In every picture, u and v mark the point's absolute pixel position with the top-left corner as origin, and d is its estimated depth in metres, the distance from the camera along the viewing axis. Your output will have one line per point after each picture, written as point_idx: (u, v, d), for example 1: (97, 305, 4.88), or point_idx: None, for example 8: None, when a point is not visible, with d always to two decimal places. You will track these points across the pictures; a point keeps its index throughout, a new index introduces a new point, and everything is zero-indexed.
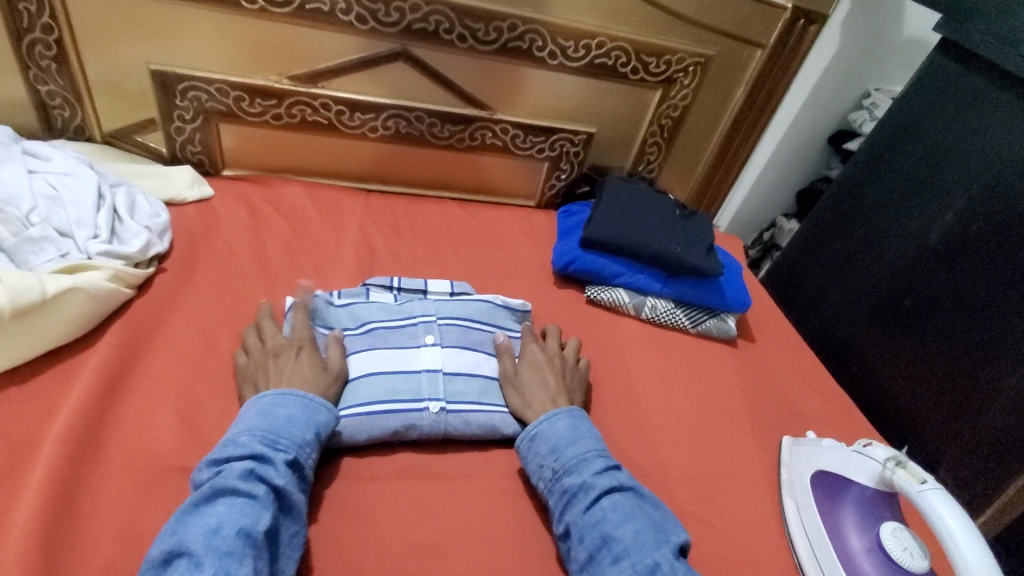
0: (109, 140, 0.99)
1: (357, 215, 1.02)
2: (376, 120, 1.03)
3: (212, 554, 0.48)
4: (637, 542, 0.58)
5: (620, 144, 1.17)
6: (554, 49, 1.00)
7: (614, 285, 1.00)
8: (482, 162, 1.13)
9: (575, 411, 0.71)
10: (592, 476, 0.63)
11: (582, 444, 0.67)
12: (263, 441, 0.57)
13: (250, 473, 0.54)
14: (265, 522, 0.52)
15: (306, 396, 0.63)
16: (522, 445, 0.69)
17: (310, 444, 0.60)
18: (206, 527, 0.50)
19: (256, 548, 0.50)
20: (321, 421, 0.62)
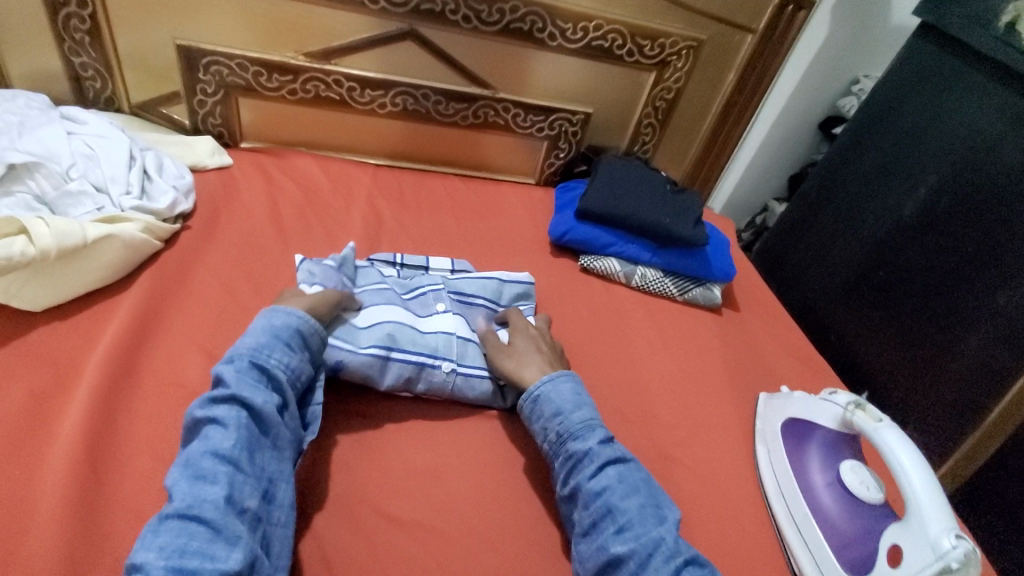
0: (136, 111, 1.06)
1: (366, 186, 1.09)
2: (385, 97, 1.10)
3: (185, 479, 0.52)
4: (641, 515, 0.61)
5: (617, 124, 1.23)
6: (554, 30, 1.06)
7: (607, 255, 1.06)
8: (485, 140, 1.19)
9: (564, 373, 0.73)
10: (597, 446, 0.66)
11: (587, 410, 0.70)
12: (220, 366, 0.60)
13: (208, 400, 0.57)
14: (229, 438, 0.55)
15: (263, 311, 0.66)
16: (527, 405, 0.71)
17: (268, 349, 0.62)
18: (180, 460, 0.54)
19: (228, 464, 0.53)
20: (278, 329, 0.64)
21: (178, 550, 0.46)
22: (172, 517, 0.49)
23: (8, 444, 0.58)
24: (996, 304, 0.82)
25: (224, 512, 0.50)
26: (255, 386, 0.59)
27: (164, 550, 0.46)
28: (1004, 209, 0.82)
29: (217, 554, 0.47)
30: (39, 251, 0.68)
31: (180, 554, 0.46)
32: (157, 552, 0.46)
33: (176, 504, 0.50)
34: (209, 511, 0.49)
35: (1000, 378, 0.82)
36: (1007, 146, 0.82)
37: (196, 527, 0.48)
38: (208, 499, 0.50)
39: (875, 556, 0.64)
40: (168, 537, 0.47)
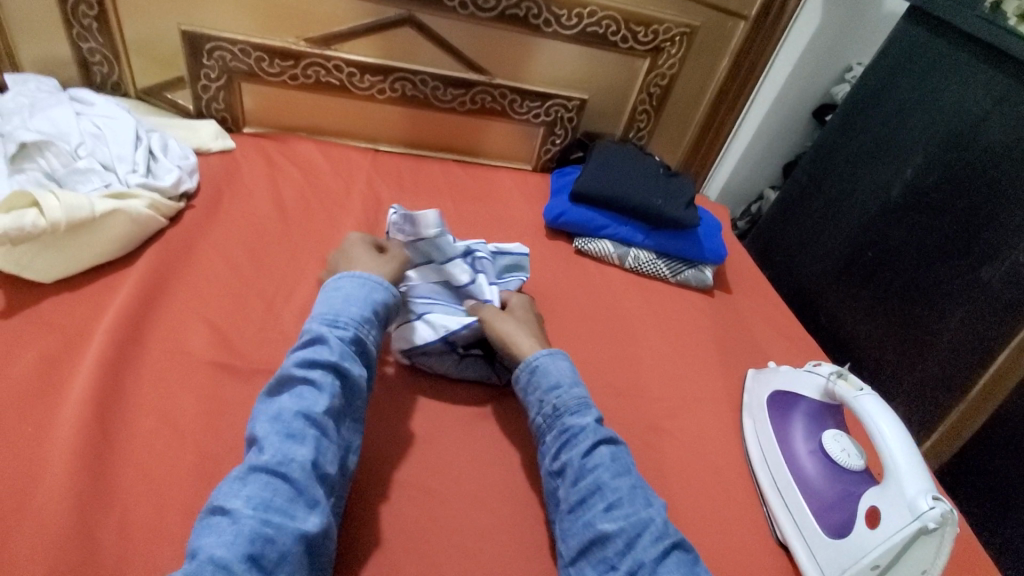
0: (142, 96, 1.09)
1: (365, 171, 1.11)
2: (384, 83, 1.12)
3: (279, 434, 0.55)
4: (631, 496, 0.60)
5: (612, 110, 1.25)
6: (549, 17, 1.09)
7: (601, 237, 1.08)
8: (482, 126, 1.22)
9: (554, 350, 0.73)
10: (595, 424, 0.66)
11: (584, 388, 0.70)
12: (323, 326, 0.63)
13: (308, 360, 0.60)
14: (322, 404, 0.58)
15: (360, 276, 0.69)
16: (524, 376, 0.71)
17: (367, 321, 0.66)
18: (271, 414, 0.57)
19: (315, 428, 0.56)
20: (376, 302, 0.68)
21: (266, 504, 0.50)
22: (262, 470, 0.52)
23: (20, 405, 0.61)
24: (981, 278, 0.83)
25: (309, 475, 0.53)
26: (350, 354, 0.63)
27: (253, 502, 0.50)
28: (988, 187, 0.84)
29: (297, 515, 0.51)
30: (49, 224, 0.71)
31: (267, 508, 0.50)
32: (246, 502, 0.50)
33: (269, 457, 0.53)
34: (298, 471, 0.53)
35: (983, 351, 0.84)
36: (991, 124, 0.84)
37: (282, 485, 0.52)
38: (297, 460, 0.53)
39: (853, 518, 0.65)
40: (256, 489, 0.51)
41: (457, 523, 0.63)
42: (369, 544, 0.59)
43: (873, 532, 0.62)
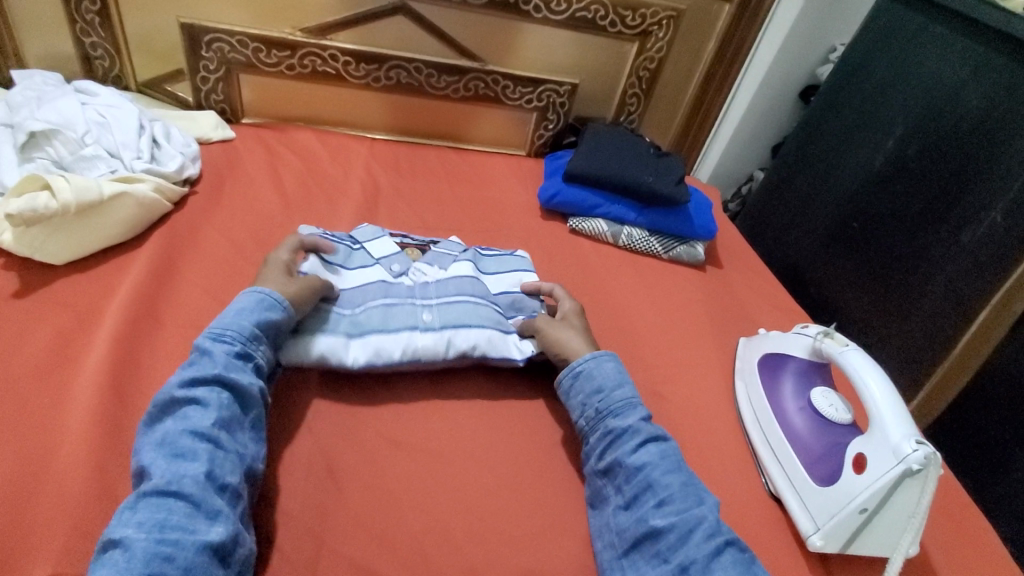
0: (142, 89, 1.11)
1: (363, 158, 1.14)
2: (379, 71, 1.15)
3: (162, 458, 0.53)
4: (682, 491, 0.63)
5: (603, 95, 1.28)
6: (539, 2, 1.12)
7: (594, 215, 1.11)
8: (475, 113, 1.24)
9: (596, 355, 0.74)
10: (639, 423, 0.68)
11: (628, 389, 0.72)
12: (204, 345, 0.62)
13: (187, 381, 0.58)
14: (208, 419, 0.56)
15: (260, 292, 0.67)
16: (567, 381, 0.73)
17: (257, 336, 0.64)
18: (156, 440, 0.55)
19: (207, 442, 0.55)
20: (271, 317, 0.66)
21: (159, 525, 0.49)
22: (150, 494, 0.51)
23: (40, 377, 0.63)
24: (960, 241, 0.85)
25: (204, 488, 0.52)
26: (238, 366, 0.61)
27: (145, 525, 0.48)
28: (964, 153, 0.86)
29: (196, 528, 0.50)
30: (60, 206, 0.74)
31: (161, 527, 0.49)
32: (136, 528, 0.48)
33: (156, 481, 0.52)
34: (189, 486, 0.52)
35: (960, 313, 0.87)
36: (968, 92, 0.86)
37: (173, 503, 0.50)
38: (188, 476, 0.52)
39: (842, 465, 0.67)
40: (147, 513, 0.50)
41: (460, 481, 0.66)
42: (379, 499, 0.62)
43: (859, 475, 0.64)
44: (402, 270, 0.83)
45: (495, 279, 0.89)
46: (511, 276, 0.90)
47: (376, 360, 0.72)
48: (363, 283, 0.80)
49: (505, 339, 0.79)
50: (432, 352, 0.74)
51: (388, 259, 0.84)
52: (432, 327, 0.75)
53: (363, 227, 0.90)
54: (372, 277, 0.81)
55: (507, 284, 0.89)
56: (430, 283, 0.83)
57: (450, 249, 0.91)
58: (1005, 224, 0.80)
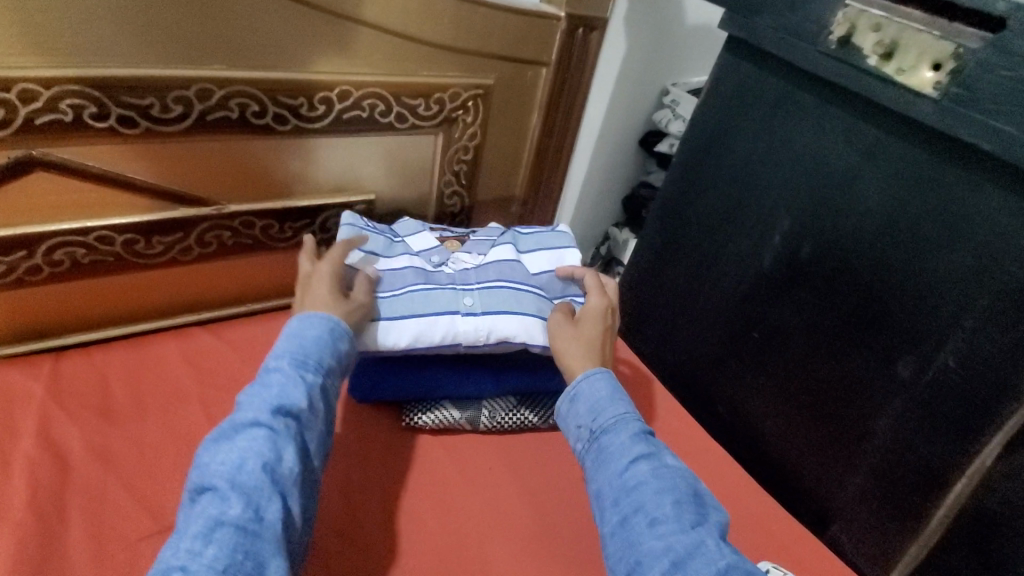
0: None
1: (36, 406, 0.68)
2: (31, 258, 0.69)
3: (234, 492, 0.49)
4: (677, 512, 0.51)
5: (413, 202, 0.95)
6: (281, 111, 0.74)
7: (434, 401, 0.77)
8: (231, 268, 0.84)
9: (592, 371, 0.65)
10: (631, 439, 0.58)
11: (625, 406, 0.62)
12: (290, 369, 0.59)
13: (274, 407, 0.55)
14: (285, 455, 0.53)
15: (331, 320, 0.65)
16: (564, 405, 0.64)
17: (334, 373, 0.62)
18: (230, 462, 0.51)
19: (277, 482, 0.51)
20: (341, 349, 0.64)
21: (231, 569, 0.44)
22: (229, 527, 0.46)
23: None
24: (896, 375, 0.68)
25: (278, 538, 0.48)
26: (314, 403, 0.58)
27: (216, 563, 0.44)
28: (878, 267, 0.68)
29: None
30: None
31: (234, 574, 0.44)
32: (209, 566, 0.44)
33: (238, 513, 0.47)
34: (268, 534, 0.48)
35: (920, 479, 0.68)
36: (863, 183, 0.69)
37: (251, 547, 0.46)
38: (266, 521, 0.48)
39: None
40: (219, 548, 0.45)
41: None
42: None
43: None
44: (442, 260, 0.81)
45: (539, 257, 0.84)
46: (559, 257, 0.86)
47: (414, 344, 0.72)
48: (398, 267, 0.78)
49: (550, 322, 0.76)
50: (472, 337, 0.73)
51: (428, 251, 0.82)
52: (473, 309, 0.74)
53: (403, 222, 0.87)
54: (409, 262, 0.79)
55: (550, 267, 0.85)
56: (469, 268, 0.81)
57: (490, 236, 0.87)
58: (957, 371, 0.63)
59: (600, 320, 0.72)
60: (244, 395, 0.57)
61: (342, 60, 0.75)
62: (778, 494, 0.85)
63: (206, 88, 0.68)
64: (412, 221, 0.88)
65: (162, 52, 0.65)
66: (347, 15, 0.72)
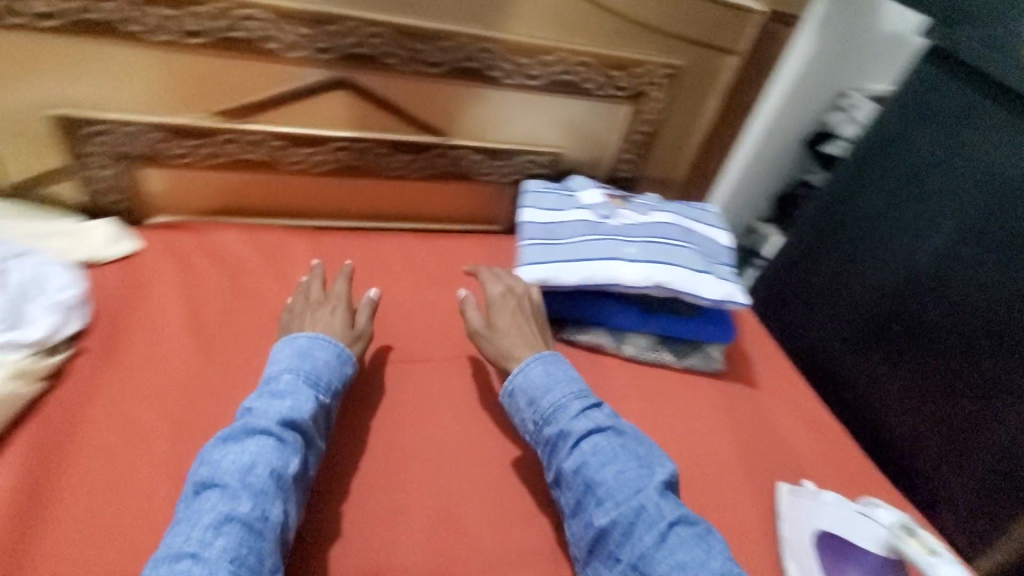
0: (16, 191, 0.87)
1: (304, 261, 0.93)
2: (319, 154, 0.93)
3: (244, 492, 0.56)
4: (618, 483, 0.64)
5: (591, 162, 1.10)
6: (512, 68, 0.92)
7: (589, 324, 0.92)
8: (442, 190, 1.05)
9: (543, 356, 0.75)
10: (570, 423, 0.69)
11: (558, 390, 0.72)
12: (298, 385, 0.67)
13: (284, 419, 0.63)
14: (289, 463, 0.60)
15: (336, 345, 0.74)
16: (506, 401, 0.74)
17: (336, 394, 0.71)
18: (240, 464, 0.58)
19: (280, 485, 0.58)
20: (343, 373, 0.73)
21: (240, 560, 0.52)
22: (237, 523, 0.54)
23: None
24: None
25: (276, 538, 0.55)
26: (317, 418, 0.66)
27: (225, 555, 0.52)
28: None
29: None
30: None
31: (240, 562, 0.52)
32: (218, 555, 0.51)
33: (245, 512, 0.55)
34: (271, 532, 0.55)
35: None
36: None
37: (254, 544, 0.53)
38: (271, 520, 0.55)
39: None
40: (229, 541, 0.52)
41: None
42: None
43: None
44: (608, 214, 0.95)
45: (689, 224, 0.97)
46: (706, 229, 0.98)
47: (584, 285, 0.86)
48: (572, 219, 0.94)
49: (700, 279, 0.87)
50: (633, 281, 0.86)
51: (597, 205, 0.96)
52: (633, 259, 0.87)
53: (575, 180, 1.04)
54: (581, 216, 0.94)
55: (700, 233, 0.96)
56: (632, 224, 0.94)
57: (647, 201, 1.01)
58: None
59: (504, 307, 0.80)
60: (256, 403, 0.64)
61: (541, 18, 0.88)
62: (891, 474, 0.92)
63: (462, 40, 0.87)
64: (583, 178, 1.05)
65: (438, 6, 0.84)
66: None
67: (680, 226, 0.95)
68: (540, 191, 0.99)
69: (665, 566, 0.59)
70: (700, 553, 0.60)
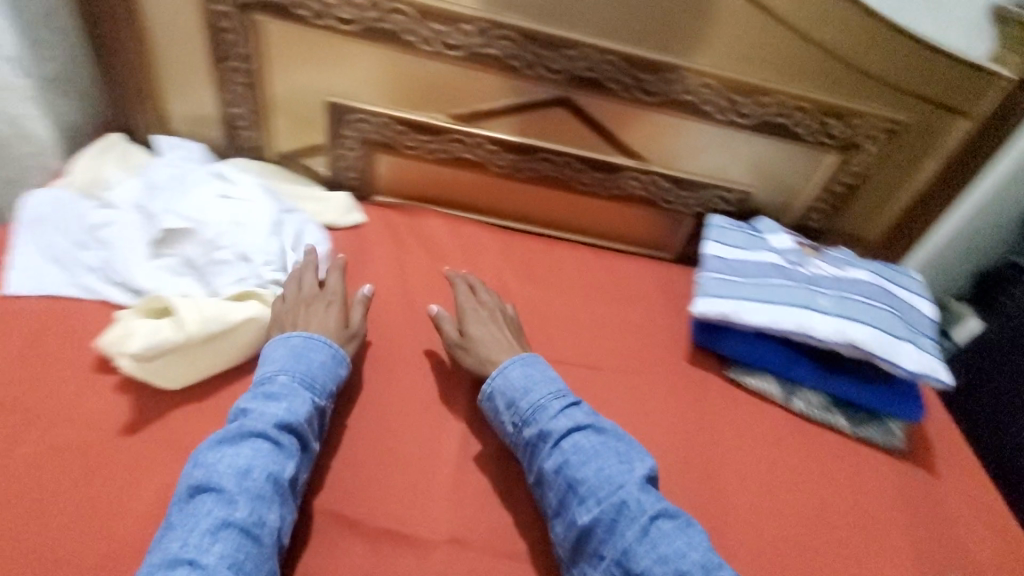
0: (280, 159, 1.05)
1: (494, 256, 1.03)
2: (524, 162, 1.01)
3: (240, 497, 0.60)
4: (598, 480, 0.68)
5: (779, 206, 1.08)
6: (726, 105, 0.93)
7: (760, 371, 0.94)
8: (624, 212, 1.08)
9: (526, 358, 0.80)
10: (550, 423, 0.73)
11: (535, 393, 0.76)
12: (295, 387, 0.70)
13: (280, 423, 0.66)
14: (284, 467, 0.63)
15: (331, 346, 0.75)
16: (487, 404, 0.78)
17: (332, 394, 0.73)
18: (237, 468, 0.61)
19: (275, 489, 0.62)
20: (339, 374, 0.75)
21: (236, 563, 0.56)
22: (234, 529, 0.57)
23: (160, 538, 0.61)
24: None
25: (273, 539, 0.59)
26: (313, 420, 0.69)
27: (224, 558, 0.56)
28: None
29: None
30: (187, 334, 0.70)
31: (238, 567, 0.56)
32: (215, 561, 0.55)
33: (242, 516, 0.58)
34: (267, 538, 0.59)
35: None
36: None
37: (250, 548, 0.57)
38: (267, 525, 0.59)
39: None
40: (225, 545, 0.56)
41: None
42: None
43: None
44: (799, 259, 0.95)
45: (885, 285, 0.94)
46: (904, 293, 0.95)
47: (770, 327, 0.86)
48: (762, 258, 0.94)
49: (894, 345, 0.86)
50: (823, 332, 0.85)
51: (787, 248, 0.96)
52: (826, 311, 0.86)
53: (763, 220, 1.03)
54: (772, 257, 0.94)
55: (896, 294, 0.94)
56: (824, 274, 0.93)
57: (837, 252, 0.99)
58: None
59: (479, 317, 0.86)
60: (253, 405, 0.67)
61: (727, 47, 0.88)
62: None
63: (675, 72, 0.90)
64: (767, 219, 1.04)
65: (655, 35, 0.87)
66: (805, 36, 0.87)
67: (875, 285, 0.93)
68: (729, 225, 1.00)
69: (648, 560, 0.63)
70: (683, 544, 0.65)
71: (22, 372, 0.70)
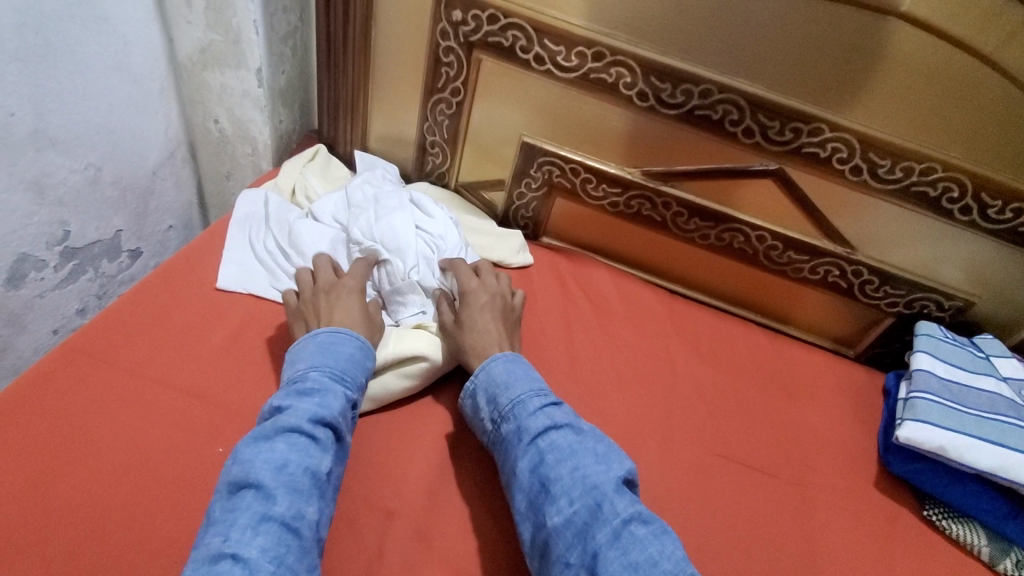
0: (459, 188, 1.07)
1: (659, 321, 0.98)
2: (711, 229, 0.95)
3: (280, 491, 0.56)
4: (570, 483, 0.61)
5: (1004, 322, 0.93)
6: (972, 204, 0.81)
7: (963, 516, 0.79)
8: (808, 297, 0.99)
9: (510, 357, 0.75)
10: (528, 419, 0.68)
11: (515, 389, 0.71)
12: (330, 382, 0.66)
13: (315, 416, 0.62)
14: (322, 461, 0.60)
15: (358, 339, 0.72)
16: (467, 401, 0.74)
17: (362, 388, 0.70)
18: (274, 463, 0.57)
19: (315, 484, 0.58)
20: (370, 367, 0.72)
21: (280, 558, 0.52)
22: (274, 523, 0.53)
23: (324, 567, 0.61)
24: None
25: (312, 534, 0.56)
26: (347, 414, 0.66)
27: (267, 551, 0.52)
28: None
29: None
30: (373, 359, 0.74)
31: (283, 563, 0.52)
32: (258, 555, 0.51)
33: (283, 510, 0.55)
34: (307, 531, 0.55)
35: None
36: None
37: (292, 542, 0.53)
38: (306, 519, 0.56)
39: None
40: (268, 540, 0.52)
41: None
42: None
43: None
44: None
45: None
46: None
47: (999, 475, 0.74)
48: (989, 390, 0.83)
49: None
50: None
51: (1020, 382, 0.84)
52: None
53: (987, 339, 0.91)
54: (1002, 390, 0.83)
55: None
56: None
57: None
58: None
59: (489, 306, 0.81)
60: (286, 402, 0.63)
61: (876, 100, 0.76)
62: None
63: (906, 155, 0.79)
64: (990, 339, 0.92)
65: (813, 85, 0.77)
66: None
67: None
68: (946, 337, 0.89)
69: (616, 565, 0.55)
70: (656, 552, 0.56)
71: (229, 370, 0.74)
